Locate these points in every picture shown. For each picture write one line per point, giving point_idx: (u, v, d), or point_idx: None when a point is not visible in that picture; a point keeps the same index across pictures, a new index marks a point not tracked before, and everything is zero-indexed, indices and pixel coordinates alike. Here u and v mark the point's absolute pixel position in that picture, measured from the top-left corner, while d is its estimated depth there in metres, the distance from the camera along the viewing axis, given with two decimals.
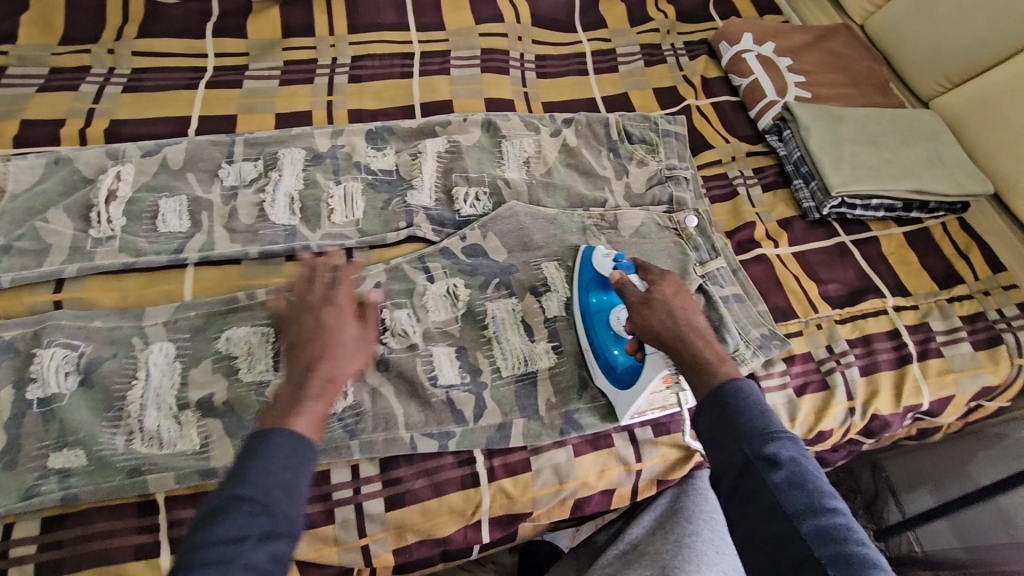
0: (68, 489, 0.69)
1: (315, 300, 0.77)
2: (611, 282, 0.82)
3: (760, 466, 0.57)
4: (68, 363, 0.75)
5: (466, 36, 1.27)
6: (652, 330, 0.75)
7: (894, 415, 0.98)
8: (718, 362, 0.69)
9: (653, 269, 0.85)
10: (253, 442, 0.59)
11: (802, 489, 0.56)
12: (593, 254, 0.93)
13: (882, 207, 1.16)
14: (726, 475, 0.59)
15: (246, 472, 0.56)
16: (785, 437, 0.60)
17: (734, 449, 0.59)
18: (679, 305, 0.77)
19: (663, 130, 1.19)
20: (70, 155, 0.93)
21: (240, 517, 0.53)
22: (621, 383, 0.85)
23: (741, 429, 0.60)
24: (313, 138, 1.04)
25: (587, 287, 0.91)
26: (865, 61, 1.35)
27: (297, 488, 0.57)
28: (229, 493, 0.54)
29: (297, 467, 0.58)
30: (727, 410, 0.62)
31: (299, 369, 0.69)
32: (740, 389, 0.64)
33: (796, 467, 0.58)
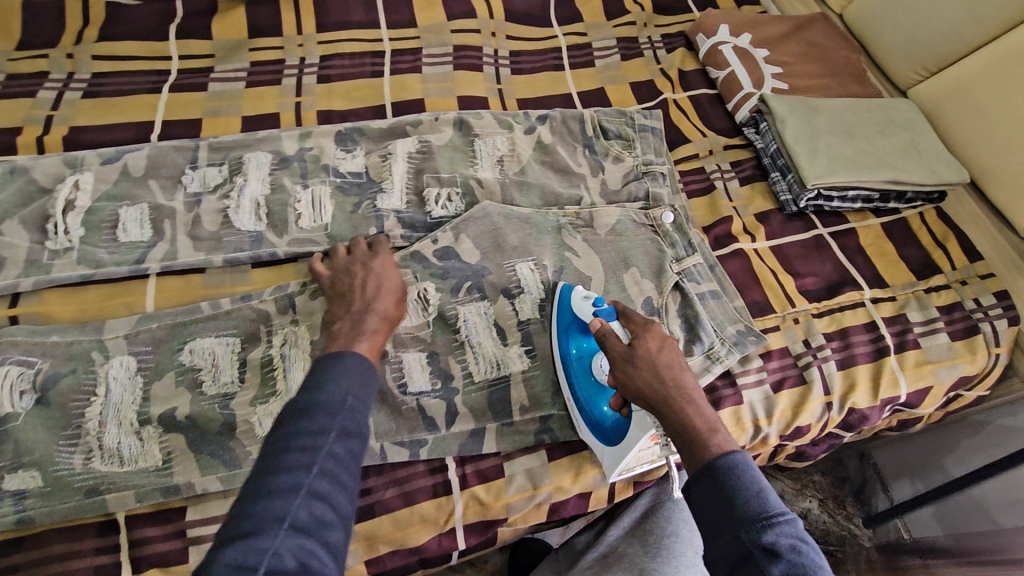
0: (23, 511, 0.67)
1: (370, 257, 0.87)
2: (592, 331, 0.80)
3: (760, 557, 0.54)
4: (24, 381, 0.72)
5: (438, 32, 1.25)
6: (637, 390, 0.73)
7: (872, 409, 0.98)
8: (708, 429, 0.67)
9: (636, 316, 0.81)
10: (325, 360, 0.64)
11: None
12: (571, 295, 0.88)
13: (859, 199, 1.16)
14: (727, 563, 0.57)
15: (322, 380, 0.62)
16: (784, 520, 0.57)
17: (732, 537, 0.57)
18: (664, 362, 0.74)
19: (639, 125, 1.17)
20: (26, 164, 0.91)
21: (321, 417, 0.58)
22: (608, 437, 0.82)
23: (737, 513, 0.58)
24: (281, 141, 1.01)
25: (566, 332, 0.87)
26: (842, 51, 1.34)
27: (364, 399, 0.62)
28: (308, 397, 0.60)
29: (365, 381, 0.64)
30: (722, 491, 0.60)
31: (354, 309, 0.79)
32: (734, 465, 0.61)
33: (797, 556, 0.54)
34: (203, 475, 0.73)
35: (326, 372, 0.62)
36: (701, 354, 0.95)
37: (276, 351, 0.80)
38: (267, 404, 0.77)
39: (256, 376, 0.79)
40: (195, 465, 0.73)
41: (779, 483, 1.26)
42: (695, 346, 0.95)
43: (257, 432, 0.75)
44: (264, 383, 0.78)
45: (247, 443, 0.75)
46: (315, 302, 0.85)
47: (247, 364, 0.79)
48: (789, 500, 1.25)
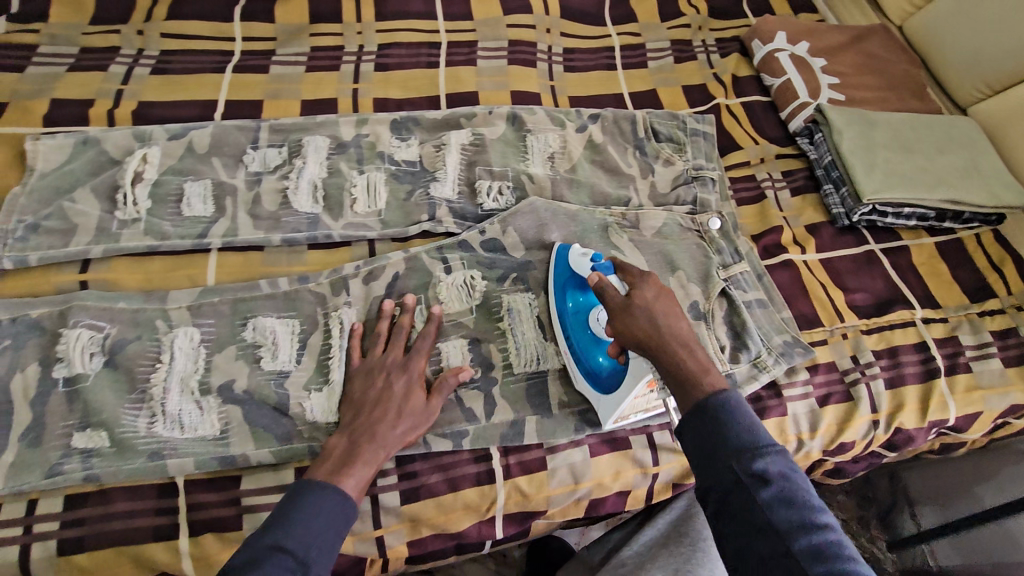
0: (90, 469, 0.72)
1: (399, 361, 0.82)
2: (590, 285, 0.79)
3: (750, 485, 0.55)
4: (93, 344, 0.77)
5: (495, 26, 1.25)
6: (633, 337, 0.71)
7: (918, 430, 0.97)
8: (702, 370, 0.65)
9: (632, 268, 0.80)
10: (298, 495, 0.64)
11: (792, 506, 0.55)
12: (569, 252, 0.90)
13: (915, 216, 1.13)
14: (715, 491, 0.57)
15: (288, 522, 0.61)
16: (774, 450, 0.58)
17: (722, 466, 0.57)
18: (661, 308, 0.72)
19: (690, 128, 1.16)
20: (97, 136, 0.94)
21: (279, 564, 0.57)
22: (605, 387, 0.84)
23: (728, 445, 0.58)
24: (338, 126, 1.03)
25: (563, 288, 0.90)
26: (901, 64, 1.30)
27: (331, 548, 0.61)
28: (269, 543, 0.58)
29: (335, 527, 0.63)
30: (715, 424, 0.60)
31: (361, 431, 0.74)
32: (726, 401, 0.61)
33: (786, 483, 0.56)
34: (258, 447, 0.76)
35: (294, 515, 0.61)
36: (748, 362, 0.96)
37: (333, 340, 0.84)
38: (319, 392, 0.80)
39: (313, 359, 0.83)
40: (250, 438, 0.76)
41: None
42: (742, 354, 0.96)
43: (307, 416, 0.78)
44: (319, 367, 0.82)
45: (300, 422, 0.79)
46: (367, 286, 0.89)
47: (306, 346, 0.83)
48: None
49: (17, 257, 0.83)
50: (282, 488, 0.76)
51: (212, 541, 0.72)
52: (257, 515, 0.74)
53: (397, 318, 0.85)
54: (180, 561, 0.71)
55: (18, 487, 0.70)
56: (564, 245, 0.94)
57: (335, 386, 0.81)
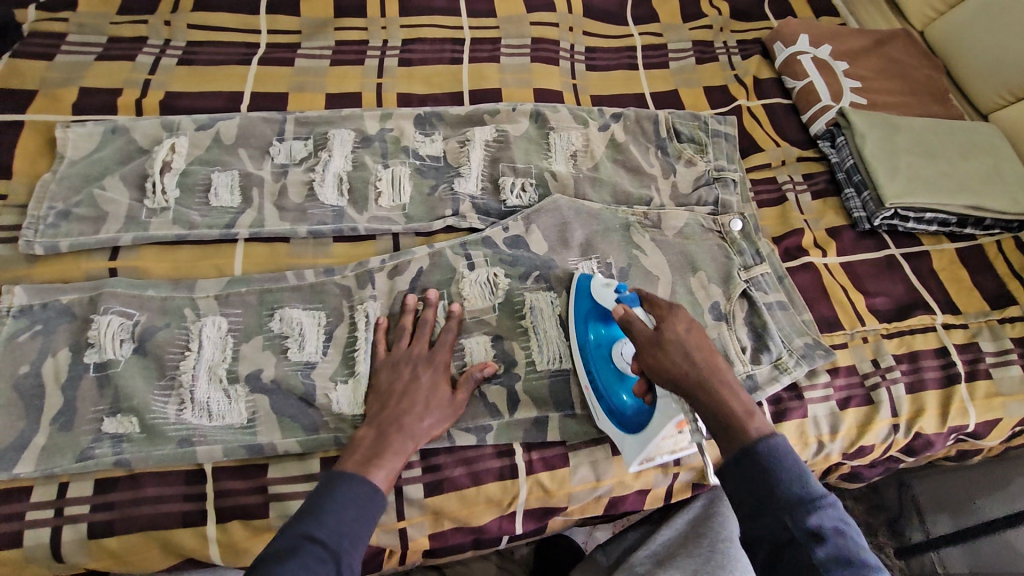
0: (121, 454, 0.74)
1: (424, 355, 0.83)
2: (616, 317, 0.78)
3: (806, 542, 0.57)
4: (124, 331, 0.79)
5: (518, 24, 1.25)
6: (669, 374, 0.71)
7: (938, 435, 0.97)
8: (746, 413, 0.66)
9: (659, 301, 0.80)
10: (328, 487, 0.65)
11: (847, 564, 0.56)
12: (590, 283, 0.88)
13: (936, 221, 1.13)
14: (768, 542, 0.59)
15: (320, 512, 0.62)
16: (827, 503, 0.59)
17: (776, 520, 0.59)
18: (694, 344, 0.72)
19: (712, 130, 1.16)
20: (126, 125, 0.95)
21: (313, 555, 0.58)
22: (630, 426, 0.80)
23: (781, 497, 0.59)
24: (363, 120, 1.03)
25: (585, 320, 0.87)
26: (923, 69, 1.30)
27: (361, 539, 0.62)
28: (302, 533, 0.59)
29: (365, 517, 0.64)
30: (766, 475, 0.61)
31: (389, 421, 0.75)
32: (775, 448, 0.62)
33: (839, 539, 0.57)
34: (284, 436, 0.78)
35: (325, 506, 0.62)
36: (769, 364, 0.96)
37: (360, 333, 0.84)
38: (346, 384, 0.81)
39: (339, 352, 0.84)
40: (277, 427, 0.78)
41: None
42: (763, 356, 0.96)
43: (333, 407, 0.80)
44: (344, 360, 0.83)
45: (325, 413, 0.80)
46: (391, 281, 0.89)
47: (332, 339, 0.84)
48: None
49: (49, 243, 0.84)
50: (308, 478, 0.78)
51: (238, 528, 0.74)
52: (285, 504, 0.76)
53: (421, 312, 0.87)
54: (206, 546, 0.74)
55: (52, 469, 0.73)
56: (585, 274, 0.92)
57: (360, 379, 0.82)
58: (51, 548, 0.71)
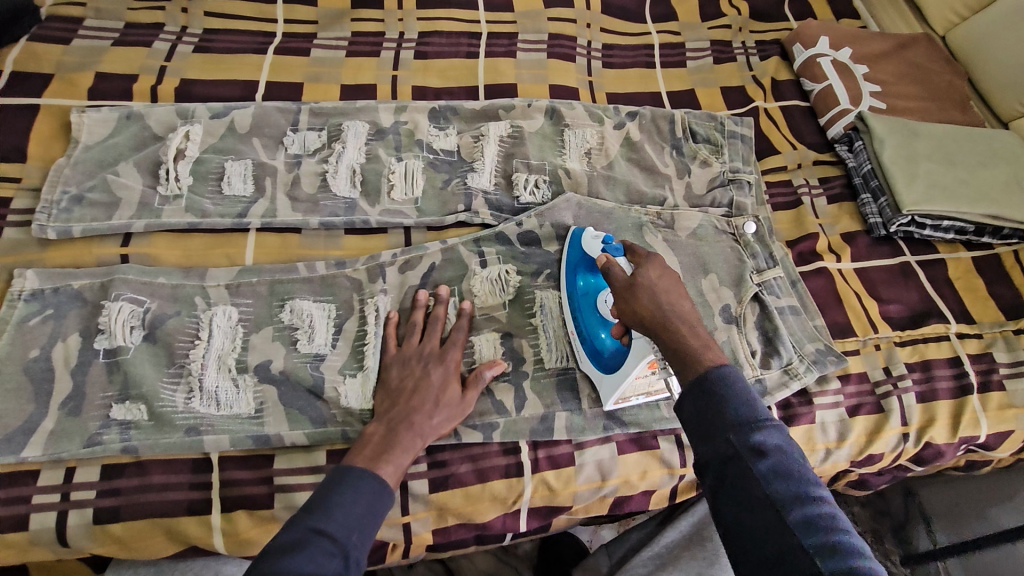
0: (128, 441, 0.74)
1: (435, 352, 0.83)
2: (598, 265, 0.77)
3: (746, 456, 0.54)
4: (134, 318, 0.79)
5: (535, 19, 1.23)
6: (637, 317, 0.70)
7: (948, 445, 0.95)
8: (703, 347, 0.64)
9: (641, 250, 0.79)
10: (337, 481, 0.64)
11: (789, 479, 0.53)
12: (583, 235, 0.90)
13: (952, 230, 1.11)
14: (712, 464, 0.56)
15: (329, 506, 0.61)
16: (773, 422, 0.56)
17: (718, 437, 0.56)
18: (664, 287, 0.71)
19: (728, 130, 1.14)
20: (141, 111, 0.95)
21: (321, 548, 0.57)
22: (607, 367, 0.82)
23: (726, 417, 0.57)
24: (377, 112, 1.02)
25: (574, 269, 0.89)
26: (945, 74, 1.28)
27: (368, 535, 0.62)
28: (311, 526, 0.59)
29: (372, 512, 0.63)
30: (710, 398, 0.59)
31: (398, 419, 0.75)
32: (724, 375, 0.60)
33: (781, 455, 0.54)
34: (291, 428, 0.78)
35: (333, 500, 0.62)
36: (779, 368, 0.95)
37: (370, 328, 0.84)
38: (354, 378, 0.81)
39: (348, 345, 0.83)
40: (284, 418, 0.78)
41: None
42: (773, 360, 0.95)
43: (341, 401, 0.80)
44: (354, 354, 0.83)
45: (333, 406, 0.80)
46: (402, 276, 0.89)
47: (342, 333, 0.84)
48: None
49: (61, 227, 0.84)
50: (314, 470, 0.78)
51: (243, 518, 0.74)
52: (290, 495, 0.76)
53: (433, 309, 0.86)
54: (211, 536, 0.74)
55: (59, 454, 0.73)
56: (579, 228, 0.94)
57: (368, 374, 0.82)
58: (57, 533, 0.71)
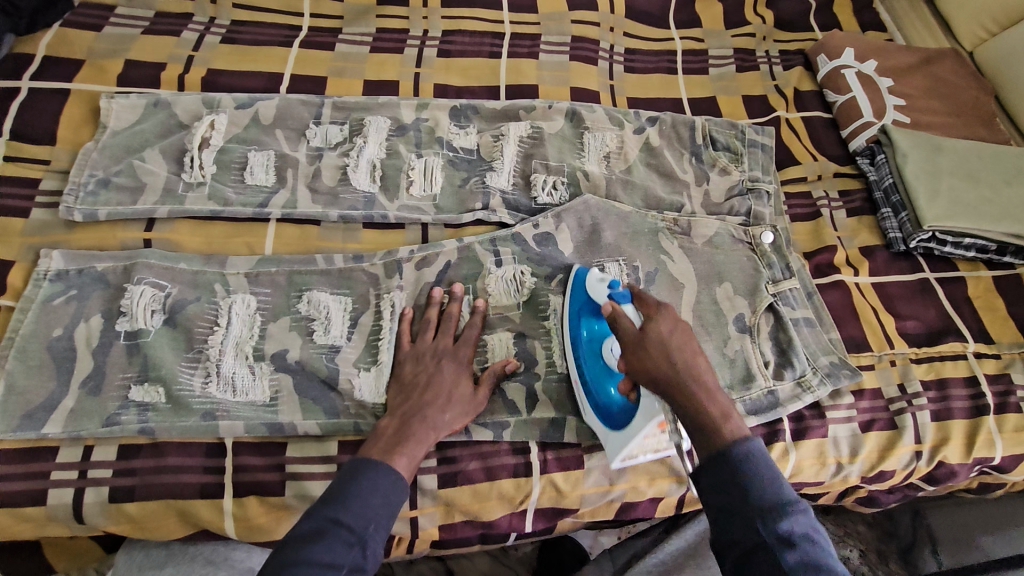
0: (146, 422, 0.75)
1: (449, 349, 0.83)
2: (604, 314, 0.76)
3: (775, 545, 0.57)
4: (155, 302, 0.80)
5: (559, 21, 1.24)
6: (652, 377, 0.69)
7: (962, 466, 0.94)
8: (723, 419, 0.65)
9: (650, 299, 0.78)
10: (356, 472, 0.65)
11: (815, 568, 0.56)
12: (587, 277, 0.87)
13: (974, 247, 1.09)
14: (738, 548, 0.59)
15: (347, 497, 0.62)
16: (798, 509, 0.59)
17: (746, 524, 0.58)
18: (677, 344, 0.70)
19: (749, 139, 1.14)
20: (168, 99, 0.96)
21: (338, 541, 0.58)
22: (615, 423, 0.79)
23: (753, 503, 0.59)
24: (399, 108, 1.03)
25: (578, 315, 0.86)
26: (972, 90, 1.26)
27: (386, 524, 0.62)
28: (328, 517, 0.60)
29: (388, 502, 0.64)
30: (739, 483, 0.60)
31: (410, 413, 0.76)
32: (748, 453, 0.62)
33: (807, 544, 0.57)
34: (305, 418, 0.79)
35: (350, 491, 0.63)
36: (792, 381, 0.95)
37: (385, 323, 0.85)
38: (368, 371, 0.82)
39: (363, 339, 0.84)
40: (299, 408, 0.79)
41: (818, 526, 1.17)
42: (786, 372, 0.95)
43: (355, 394, 0.80)
44: (368, 348, 0.84)
45: (347, 398, 0.80)
46: (419, 272, 0.90)
47: (357, 326, 0.85)
48: None
49: (88, 210, 0.86)
50: (325, 460, 0.78)
51: (254, 504, 0.75)
52: (300, 483, 0.76)
53: (448, 307, 0.87)
54: (223, 520, 0.75)
55: (78, 432, 0.74)
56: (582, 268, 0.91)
57: (383, 368, 0.82)
58: (73, 509, 0.72)
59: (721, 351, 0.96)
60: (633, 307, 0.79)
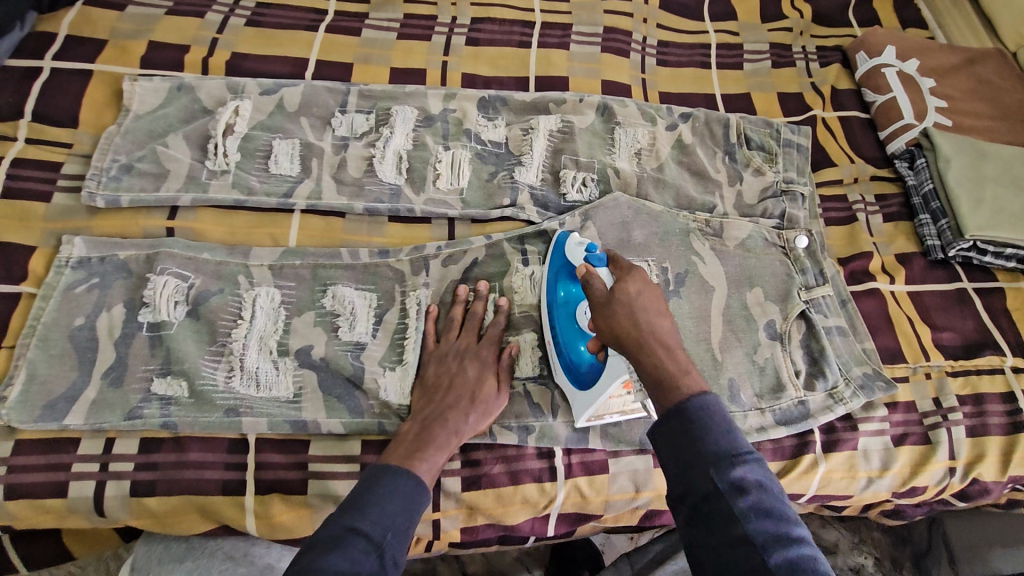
0: (168, 416, 0.74)
1: (472, 349, 0.81)
2: (577, 275, 0.73)
3: (727, 494, 0.52)
4: (178, 293, 0.79)
5: (591, 11, 1.20)
6: (615, 333, 0.66)
7: (996, 483, 0.92)
8: (682, 373, 0.60)
9: (624, 262, 0.74)
10: (376, 479, 0.64)
11: (768, 516, 0.52)
12: (567, 242, 0.85)
13: (1015, 258, 1.05)
14: (687, 497, 0.54)
15: (365, 505, 0.61)
16: (753, 458, 0.55)
17: (699, 475, 0.54)
18: (642, 304, 0.66)
19: (784, 138, 1.10)
20: (192, 83, 0.94)
21: (357, 548, 0.57)
22: (581, 383, 0.79)
23: (706, 452, 0.54)
24: (426, 98, 1.00)
25: (556, 278, 0.84)
26: (1018, 92, 1.20)
27: (405, 533, 0.61)
28: (346, 525, 0.59)
29: (408, 513, 0.63)
30: (692, 430, 0.56)
31: (432, 416, 0.74)
32: (703, 404, 0.57)
33: (763, 494, 0.53)
34: (329, 416, 0.77)
35: (369, 499, 0.62)
36: (824, 392, 0.92)
37: (410, 321, 0.83)
38: (394, 371, 0.80)
39: (388, 337, 0.82)
40: (323, 406, 0.77)
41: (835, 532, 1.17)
42: (818, 382, 0.92)
43: (381, 394, 0.79)
44: (393, 347, 0.82)
45: (371, 397, 0.79)
46: (445, 269, 0.87)
47: (382, 323, 0.83)
48: (840, 551, 1.17)
49: (110, 196, 0.84)
50: (349, 460, 0.77)
51: (276, 502, 0.74)
52: (323, 482, 0.75)
53: (473, 305, 0.84)
54: (244, 517, 0.74)
55: (100, 424, 0.73)
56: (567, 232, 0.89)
57: (408, 369, 0.80)
58: (94, 502, 0.72)
59: (751, 358, 0.93)
60: (608, 270, 0.76)
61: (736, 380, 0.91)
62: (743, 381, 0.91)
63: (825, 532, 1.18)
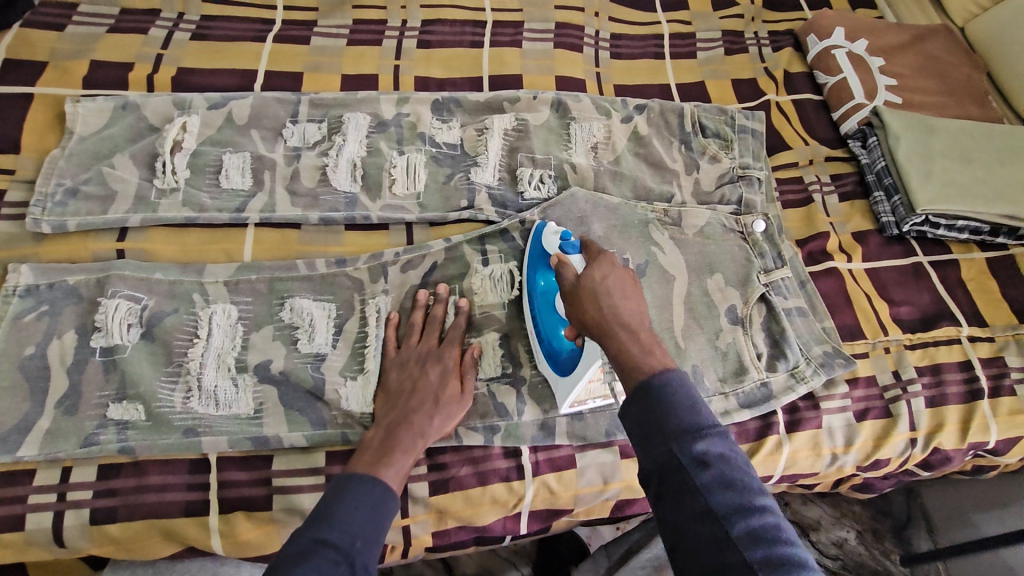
0: (125, 441, 0.74)
1: (433, 352, 0.81)
2: (550, 264, 0.76)
3: (689, 467, 0.53)
4: (131, 315, 0.78)
5: (542, 7, 1.20)
6: (583, 321, 0.68)
7: (956, 451, 0.94)
8: (643, 354, 0.62)
9: (595, 248, 0.77)
10: (339, 489, 0.64)
11: (732, 489, 0.53)
12: (544, 230, 0.87)
13: (967, 230, 1.08)
14: (654, 472, 0.55)
15: (331, 517, 0.60)
16: (716, 432, 0.55)
17: (662, 447, 0.54)
18: (606, 288, 0.69)
19: (738, 125, 1.11)
20: (137, 101, 0.92)
21: (327, 559, 0.56)
22: (562, 368, 0.80)
23: (668, 427, 0.55)
24: (379, 103, 0.99)
25: (534, 267, 0.86)
26: (963, 67, 1.22)
27: (374, 540, 0.61)
28: (314, 536, 0.58)
29: (375, 520, 0.63)
30: (654, 408, 0.57)
31: (396, 422, 0.75)
32: (666, 382, 0.58)
33: (725, 465, 0.53)
34: (291, 430, 0.77)
35: (334, 511, 0.61)
36: (786, 372, 0.94)
37: (370, 329, 0.83)
38: (355, 380, 0.80)
39: (348, 346, 0.82)
40: (284, 419, 0.77)
41: (816, 509, 1.17)
42: (779, 363, 0.94)
43: (342, 404, 0.78)
44: (354, 357, 0.82)
45: (334, 408, 0.79)
46: (404, 275, 0.87)
47: (342, 333, 0.83)
48: (822, 527, 1.15)
49: (56, 221, 0.83)
50: (313, 472, 0.77)
51: (241, 520, 0.74)
52: (288, 497, 0.75)
53: (432, 310, 0.85)
54: (210, 537, 0.73)
55: (55, 453, 0.72)
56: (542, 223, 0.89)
57: (369, 378, 0.80)
58: (53, 533, 0.71)
59: (714, 344, 0.94)
60: (580, 257, 0.79)
61: (700, 367, 0.92)
62: (706, 367, 0.93)
63: (806, 509, 1.16)
